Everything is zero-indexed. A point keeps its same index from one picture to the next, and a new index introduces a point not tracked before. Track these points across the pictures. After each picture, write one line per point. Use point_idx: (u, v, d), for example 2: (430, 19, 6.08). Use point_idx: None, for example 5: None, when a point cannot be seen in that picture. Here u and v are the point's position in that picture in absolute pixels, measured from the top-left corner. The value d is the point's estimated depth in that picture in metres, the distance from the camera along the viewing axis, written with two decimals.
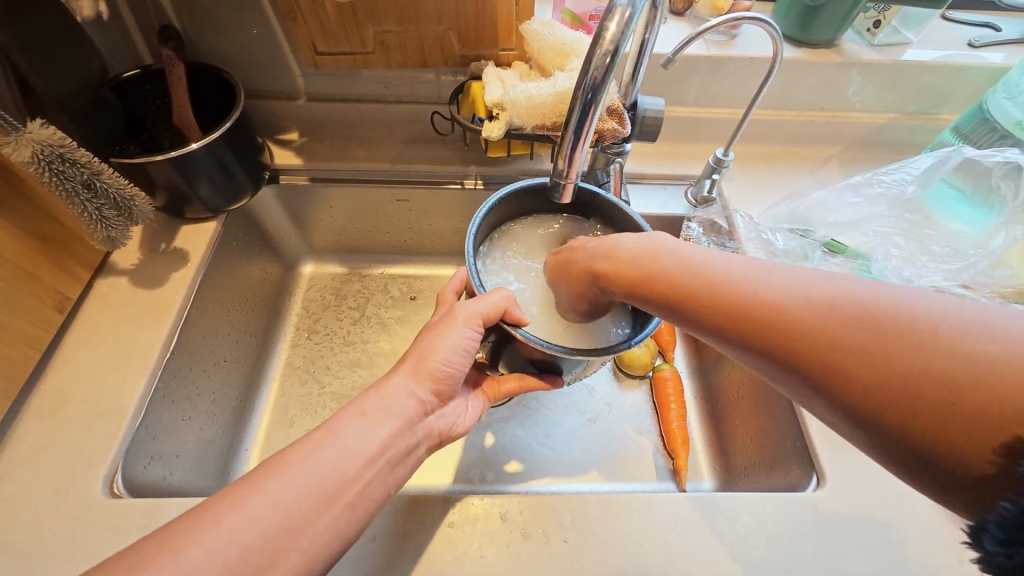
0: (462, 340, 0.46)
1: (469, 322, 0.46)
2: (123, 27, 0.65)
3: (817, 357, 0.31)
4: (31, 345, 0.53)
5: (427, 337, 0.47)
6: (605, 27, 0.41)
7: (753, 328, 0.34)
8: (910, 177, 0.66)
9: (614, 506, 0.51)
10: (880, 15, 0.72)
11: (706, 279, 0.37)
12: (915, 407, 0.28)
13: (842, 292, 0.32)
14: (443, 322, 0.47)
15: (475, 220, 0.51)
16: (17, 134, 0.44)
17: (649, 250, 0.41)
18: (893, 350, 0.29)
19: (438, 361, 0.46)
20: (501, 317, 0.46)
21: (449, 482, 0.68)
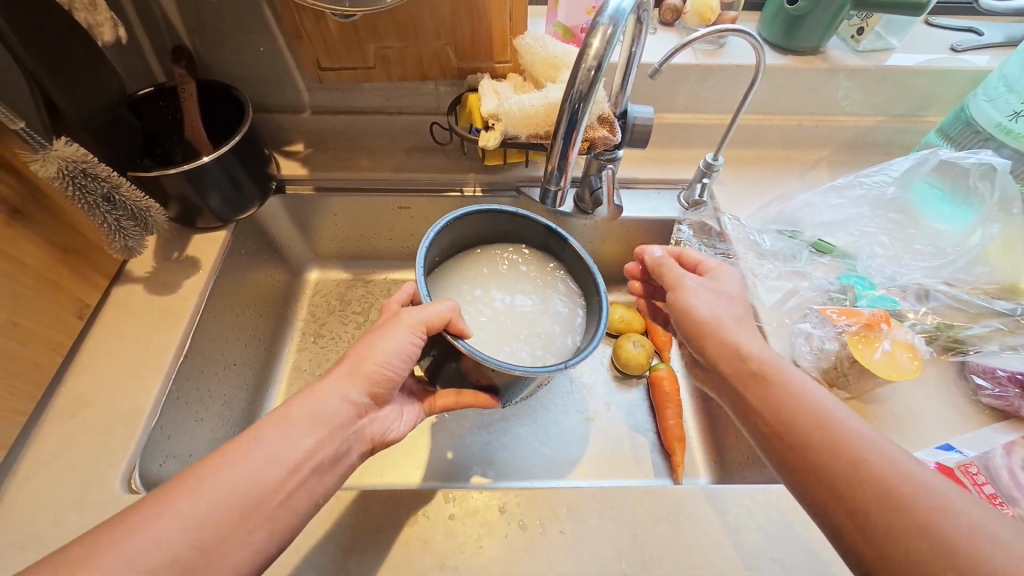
0: (403, 344, 0.48)
1: (415, 328, 0.47)
2: (138, 49, 0.69)
3: (826, 462, 0.39)
4: (55, 350, 0.56)
5: (370, 340, 0.48)
6: (590, 44, 0.44)
7: (789, 420, 0.41)
8: (889, 180, 0.68)
9: (609, 498, 0.53)
10: (862, 23, 0.74)
11: (779, 383, 0.43)
12: (893, 538, 0.35)
13: (873, 434, 0.39)
14: (386, 326, 0.48)
15: (431, 232, 0.53)
16: (44, 153, 0.47)
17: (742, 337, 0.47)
18: (894, 493, 0.36)
19: (375, 365, 0.47)
20: (446, 326, 0.48)
21: (419, 480, 0.70)
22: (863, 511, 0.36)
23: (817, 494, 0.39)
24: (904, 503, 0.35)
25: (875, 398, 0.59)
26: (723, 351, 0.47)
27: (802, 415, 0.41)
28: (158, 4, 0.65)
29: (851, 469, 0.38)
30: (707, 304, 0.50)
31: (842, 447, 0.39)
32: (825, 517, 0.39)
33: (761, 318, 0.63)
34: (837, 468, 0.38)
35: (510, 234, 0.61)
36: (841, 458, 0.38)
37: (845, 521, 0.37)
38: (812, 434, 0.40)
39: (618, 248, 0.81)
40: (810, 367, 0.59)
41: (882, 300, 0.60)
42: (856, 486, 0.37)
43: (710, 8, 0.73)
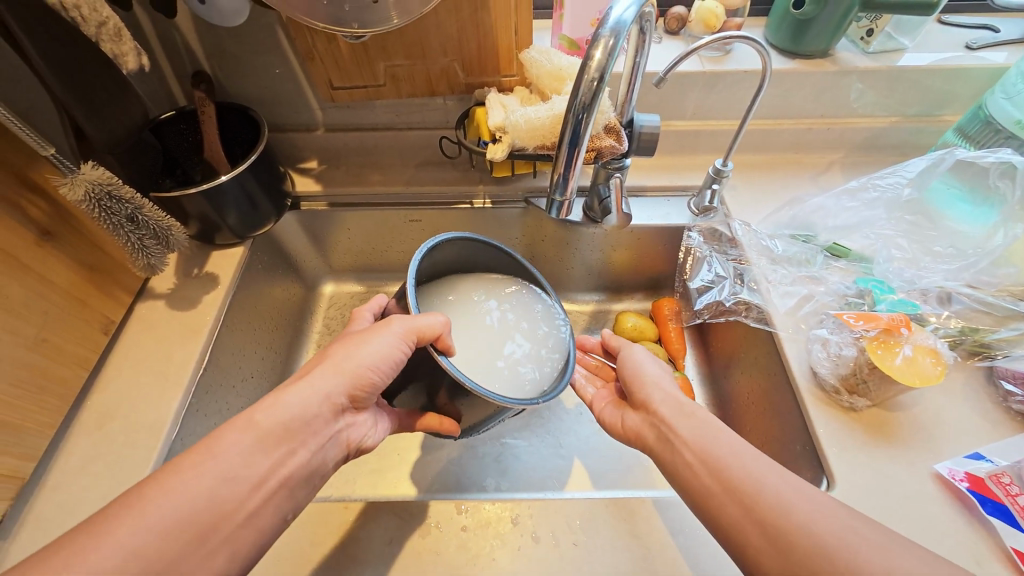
0: (389, 352, 0.46)
1: (403, 337, 0.45)
2: (160, 75, 0.72)
3: (712, 482, 0.42)
4: (81, 366, 0.58)
5: (356, 344, 0.46)
6: (592, 55, 0.45)
7: (682, 448, 0.45)
8: (905, 181, 0.67)
9: (623, 509, 0.52)
10: (872, 24, 0.74)
11: (673, 417, 0.48)
12: (780, 544, 0.37)
13: (747, 449, 0.43)
14: (371, 334, 0.46)
15: (424, 248, 0.50)
16: (72, 176, 0.50)
17: (653, 383, 0.52)
18: (767, 501, 0.39)
19: (359, 369, 0.46)
20: (433, 342, 0.45)
21: (415, 492, 0.69)
22: (763, 530, 0.38)
23: (724, 513, 0.40)
24: (802, 523, 0.37)
25: (897, 406, 0.57)
26: (655, 399, 0.50)
27: (716, 446, 0.44)
28: (178, 31, 0.68)
29: (734, 483, 0.41)
30: (651, 367, 0.55)
31: (749, 473, 0.41)
32: (733, 541, 0.40)
33: (774, 324, 0.63)
34: (723, 486, 0.41)
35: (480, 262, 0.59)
36: (746, 482, 0.40)
37: (748, 542, 0.39)
38: (723, 461, 0.42)
39: (628, 256, 0.81)
40: (828, 374, 0.57)
41: (902, 304, 0.58)
42: (739, 496, 0.40)
43: (715, 15, 0.73)
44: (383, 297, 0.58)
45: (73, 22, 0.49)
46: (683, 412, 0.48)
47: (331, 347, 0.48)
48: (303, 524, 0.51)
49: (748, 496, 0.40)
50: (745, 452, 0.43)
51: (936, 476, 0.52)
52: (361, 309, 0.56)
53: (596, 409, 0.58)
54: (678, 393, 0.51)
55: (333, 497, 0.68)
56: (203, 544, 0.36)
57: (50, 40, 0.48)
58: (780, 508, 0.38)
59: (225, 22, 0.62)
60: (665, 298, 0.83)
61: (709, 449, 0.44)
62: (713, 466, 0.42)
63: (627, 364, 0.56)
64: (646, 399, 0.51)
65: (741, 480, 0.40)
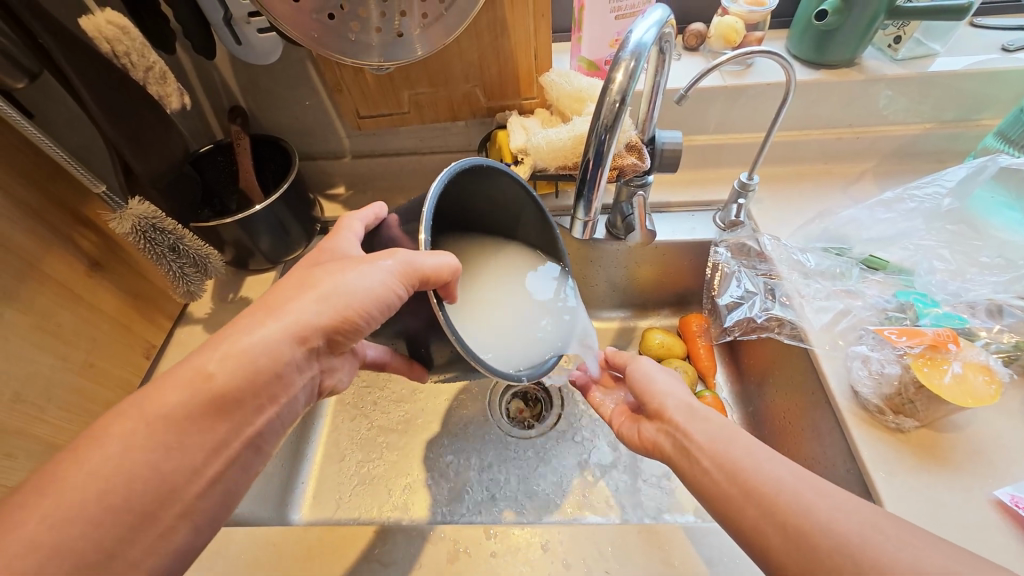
0: (380, 290, 0.41)
1: (405, 275, 0.41)
2: (200, 114, 0.76)
3: (731, 487, 0.41)
4: (126, 389, 0.60)
5: (350, 276, 0.42)
6: (613, 77, 0.45)
7: (698, 454, 0.44)
8: (944, 190, 0.65)
9: (656, 536, 0.50)
10: (899, 31, 0.72)
11: (687, 422, 0.47)
12: (807, 551, 0.36)
13: (764, 452, 0.42)
14: (366, 264, 0.42)
15: (487, 162, 0.47)
16: (120, 212, 0.53)
17: (664, 391, 0.52)
18: (788, 503, 0.38)
19: (337, 312, 0.41)
20: (438, 286, 0.42)
21: (427, 514, 0.68)
22: (783, 530, 0.37)
23: (743, 516, 0.40)
24: (823, 521, 0.36)
25: (947, 427, 0.54)
26: (669, 406, 0.50)
27: (732, 449, 0.43)
28: (217, 70, 0.72)
29: (753, 486, 0.40)
30: (662, 377, 0.54)
31: (765, 474, 0.40)
32: (756, 547, 0.39)
33: (810, 341, 0.61)
34: (743, 490, 0.40)
35: (517, 215, 0.57)
36: (764, 484, 0.40)
37: (769, 545, 0.38)
38: (740, 465, 0.42)
39: (653, 272, 0.80)
40: (871, 394, 0.54)
41: (948, 318, 0.55)
42: (759, 499, 0.39)
43: (735, 31, 0.73)
44: (380, 208, 0.50)
45: (125, 70, 0.53)
46: (696, 417, 0.47)
47: (320, 267, 0.43)
48: (333, 546, 0.51)
49: (768, 499, 0.39)
50: (762, 455, 0.42)
51: (995, 502, 0.49)
52: (353, 215, 0.49)
53: (612, 422, 0.57)
54: (689, 399, 0.50)
55: (364, 519, 0.68)
56: (157, 524, 0.34)
57: (106, 87, 0.51)
58: (805, 514, 0.37)
59: (260, 60, 0.65)
60: (693, 314, 0.81)
61: (725, 452, 0.43)
62: (730, 469, 0.42)
63: (635, 374, 0.55)
64: (658, 406, 0.51)
65: (761, 483, 0.40)
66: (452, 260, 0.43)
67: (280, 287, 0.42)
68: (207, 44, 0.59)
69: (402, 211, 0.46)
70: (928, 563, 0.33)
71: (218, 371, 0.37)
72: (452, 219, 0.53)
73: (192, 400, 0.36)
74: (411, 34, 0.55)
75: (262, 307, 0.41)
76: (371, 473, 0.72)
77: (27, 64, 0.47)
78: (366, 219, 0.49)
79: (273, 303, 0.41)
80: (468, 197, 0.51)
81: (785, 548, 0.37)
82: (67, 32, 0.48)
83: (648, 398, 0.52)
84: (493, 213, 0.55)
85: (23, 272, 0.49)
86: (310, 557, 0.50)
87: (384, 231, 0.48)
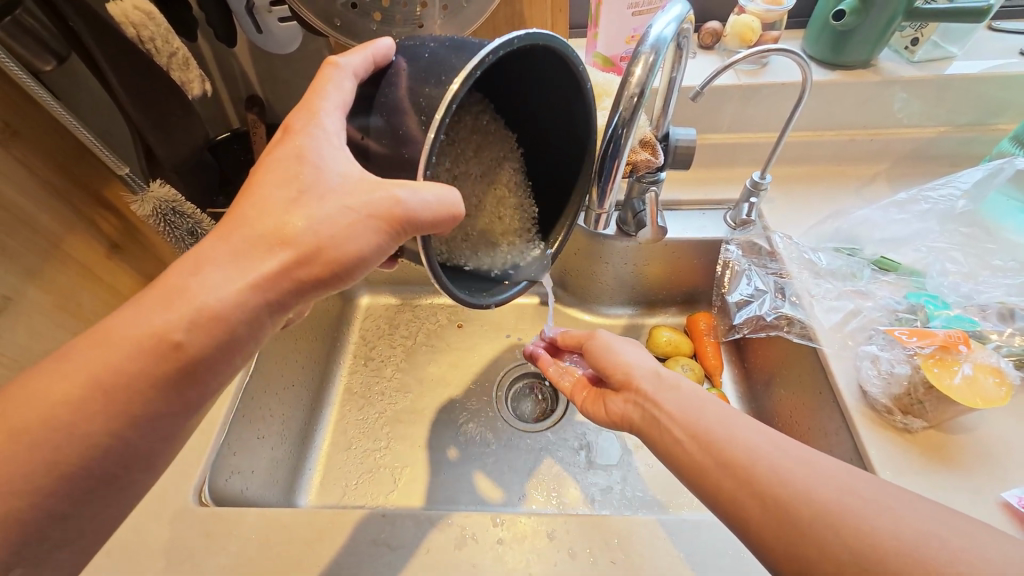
0: (368, 235, 0.38)
1: (393, 221, 0.37)
2: (218, 100, 0.75)
3: (706, 458, 0.42)
4: None
5: (339, 229, 0.38)
6: (632, 71, 0.46)
7: (670, 426, 0.45)
8: (960, 192, 0.65)
9: (663, 528, 0.50)
10: (916, 33, 0.72)
11: (655, 394, 0.48)
12: (788, 520, 0.37)
13: (740, 424, 0.43)
14: (347, 200, 0.38)
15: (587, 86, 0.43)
16: (142, 194, 0.55)
17: (628, 362, 0.52)
18: (768, 472, 0.39)
19: (331, 258, 0.38)
20: (443, 226, 0.38)
21: (429, 502, 0.69)
22: (763, 499, 0.38)
23: (721, 487, 0.40)
24: (799, 492, 0.37)
25: (957, 427, 0.54)
26: (637, 375, 0.50)
27: (703, 419, 0.44)
28: (236, 59, 0.72)
29: (729, 458, 0.40)
30: (626, 348, 0.55)
31: (741, 446, 0.41)
32: (737, 520, 0.39)
33: (820, 340, 0.61)
34: (723, 462, 0.41)
35: (563, 152, 0.53)
36: (741, 456, 0.40)
37: (748, 517, 0.38)
38: (713, 435, 0.42)
39: (663, 269, 0.80)
40: (879, 394, 0.55)
41: (958, 320, 0.55)
42: (737, 471, 0.40)
43: (750, 29, 0.73)
44: (388, 53, 0.41)
45: (151, 56, 0.53)
46: (665, 389, 0.48)
47: (301, 217, 0.38)
48: (344, 529, 0.52)
49: (746, 469, 0.39)
50: (739, 428, 0.43)
51: (1003, 503, 0.49)
52: (348, 59, 0.40)
53: (577, 400, 0.57)
54: (653, 368, 0.51)
55: (368, 506, 0.68)
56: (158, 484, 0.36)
57: (133, 72, 0.52)
58: (786, 481, 0.38)
59: (281, 49, 0.66)
60: (701, 313, 0.81)
61: (697, 424, 0.44)
62: (702, 440, 0.43)
63: (597, 348, 0.56)
64: (623, 376, 0.51)
65: (737, 454, 0.40)
66: (453, 197, 0.38)
67: (247, 235, 0.37)
68: (229, 31, 0.62)
69: (417, 72, 0.38)
70: (918, 532, 0.34)
71: (187, 340, 0.36)
72: (504, 93, 0.53)
73: (197, 376, 0.37)
74: (432, 25, 0.56)
75: (242, 266, 0.37)
76: (377, 461, 0.72)
77: (55, 48, 0.49)
78: (360, 66, 0.40)
79: (244, 259, 0.37)
80: (543, 83, 0.48)
81: (764, 516, 0.38)
82: (97, 16, 0.48)
83: (613, 370, 0.53)
84: (545, 137, 0.54)
85: (50, 254, 0.50)
86: (320, 538, 0.51)
87: (388, 87, 0.39)
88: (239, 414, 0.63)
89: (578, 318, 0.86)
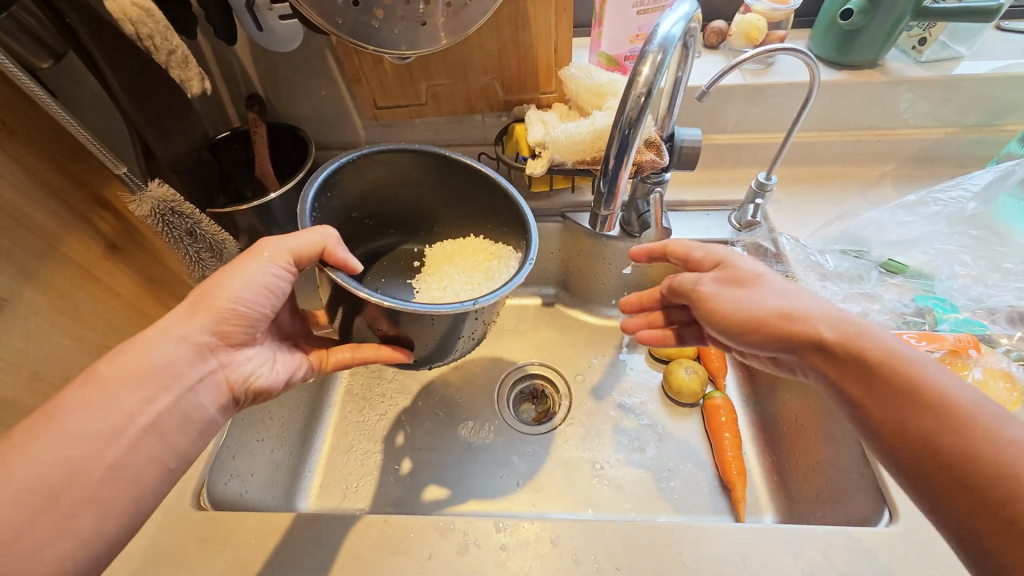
0: (266, 276, 0.47)
1: (278, 256, 0.47)
2: (219, 98, 0.75)
3: (898, 420, 0.36)
4: None
5: (230, 271, 0.46)
6: (639, 71, 0.45)
7: (852, 377, 0.39)
8: (969, 194, 0.64)
9: (668, 534, 0.50)
10: (925, 33, 0.71)
11: (812, 335, 0.41)
12: (986, 484, 0.32)
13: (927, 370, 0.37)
14: (246, 258, 0.47)
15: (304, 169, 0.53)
16: (140, 194, 0.54)
17: (768, 295, 0.44)
18: (958, 431, 0.34)
19: (231, 297, 0.46)
20: (321, 253, 0.48)
21: (430, 507, 0.68)
22: (938, 455, 0.34)
23: (912, 448, 0.35)
24: (980, 454, 0.33)
25: None
26: (776, 311, 0.42)
27: (877, 366, 0.38)
28: (236, 57, 0.72)
29: (918, 417, 0.35)
30: (750, 282, 0.46)
31: (927, 395, 0.35)
32: (918, 479, 0.35)
33: None
34: (909, 421, 0.36)
35: (485, 198, 0.61)
36: (939, 411, 0.35)
37: (943, 479, 0.34)
38: (893, 384, 0.37)
39: (667, 271, 0.79)
40: None
41: (968, 323, 0.55)
42: (926, 432, 0.35)
43: (757, 29, 0.73)
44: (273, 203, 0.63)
45: (148, 53, 0.52)
46: (826, 331, 0.40)
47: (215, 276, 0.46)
48: (344, 535, 0.51)
49: (928, 431, 0.35)
50: (913, 378, 0.36)
51: None
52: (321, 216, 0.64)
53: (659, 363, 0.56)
54: (806, 300, 0.43)
55: (369, 510, 0.68)
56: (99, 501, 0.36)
57: (129, 68, 0.51)
58: (979, 446, 0.33)
59: (281, 48, 0.65)
60: None
61: (876, 374, 0.38)
62: (885, 394, 0.37)
63: (717, 285, 0.46)
64: (763, 318, 0.43)
65: (924, 407, 0.35)
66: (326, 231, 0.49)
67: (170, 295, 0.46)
68: (228, 28, 0.60)
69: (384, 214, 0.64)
70: None
71: None
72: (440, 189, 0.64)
73: None
74: (434, 22, 0.55)
75: None
76: (378, 464, 0.71)
77: (53, 45, 0.48)
78: None
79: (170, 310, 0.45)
80: (434, 165, 0.60)
81: (957, 483, 0.33)
82: (93, 11, 0.48)
83: (744, 308, 0.44)
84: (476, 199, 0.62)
85: (46, 253, 0.49)
86: (319, 544, 0.50)
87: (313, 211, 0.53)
88: (239, 418, 0.63)
89: (580, 320, 0.86)
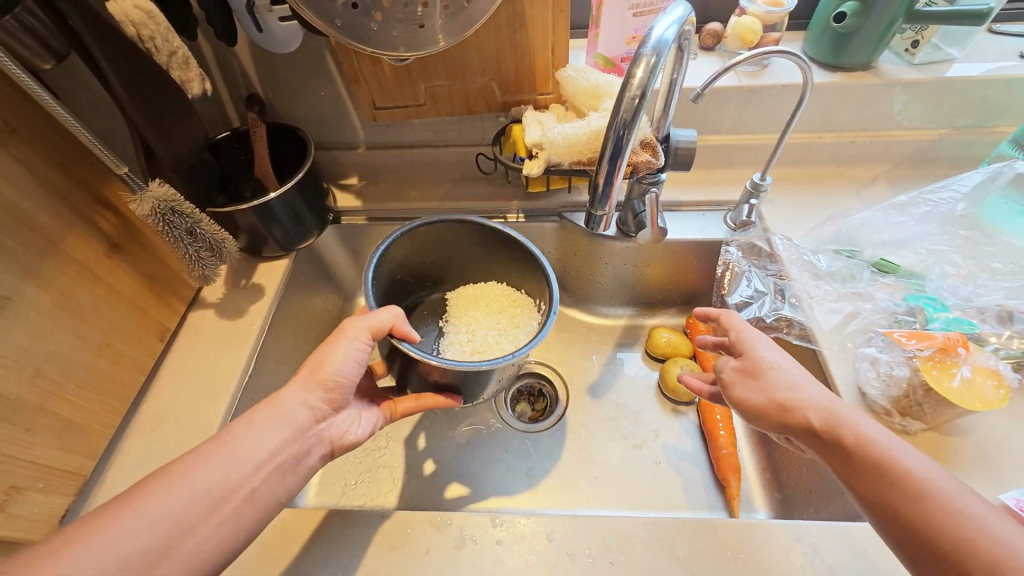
0: (355, 351, 0.50)
1: (362, 334, 0.51)
2: (219, 100, 0.76)
3: (887, 503, 0.37)
4: (139, 369, 0.61)
5: (320, 366, 0.50)
6: (633, 74, 0.46)
7: (848, 465, 0.40)
8: (959, 195, 0.65)
9: (663, 530, 0.50)
10: (917, 36, 0.72)
11: (822, 424, 0.42)
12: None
13: (918, 465, 0.38)
14: (335, 338, 0.51)
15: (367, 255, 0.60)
16: (141, 193, 0.55)
17: (791, 384, 0.45)
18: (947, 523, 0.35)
19: (333, 372, 0.49)
20: (391, 331, 0.53)
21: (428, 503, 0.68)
22: (914, 534, 0.36)
23: (906, 535, 0.36)
24: (967, 545, 0.34)
25: (955, 430, 0.54)
26: (804, 398, 0.43)
27: (874, 455, 0.39)
28: (236, 59, 0.73)
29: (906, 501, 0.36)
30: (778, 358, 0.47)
31: (918, 492, 0.36)
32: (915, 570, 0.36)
33: (819, 342, 0.61)
34: (898, 508, 0.37)
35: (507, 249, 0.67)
36: (928, 507, 0.36)
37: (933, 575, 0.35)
38: (884, 475, 0.38)
39: (663, 270, 0.80)
40: (878, 396, 0.55)
41: (957, 322, 0.55)
42: (918, 521, 0.36)
43: (752, 31, 0.73)
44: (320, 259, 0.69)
45: (149, 55, 0.53)
46: (829, 422, 0.42)
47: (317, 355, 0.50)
48: (342, 530, 0.52)
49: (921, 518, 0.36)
50: (906, 467, 0.38)
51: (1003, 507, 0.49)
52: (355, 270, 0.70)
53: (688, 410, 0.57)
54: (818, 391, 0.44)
55: (368, 507, 0.68)
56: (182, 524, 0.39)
57: (130, 70, 0.52)
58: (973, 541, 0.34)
59: (281, 49, 0.66)
60: (700, 315, 0.81)
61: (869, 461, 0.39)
62: (876, 484, 0.38)
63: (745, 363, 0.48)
64: (790, 402, 0.44)
65: (913, 499, 0.36)
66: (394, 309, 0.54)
67: None
68: (229, 30, 0.61)
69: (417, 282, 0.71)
70: None
71: None
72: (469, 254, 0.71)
73: None
74: (432, 25, 0.56)
75: None
76: (376, 462, 0.72)
77: (56, 47, 0.50)
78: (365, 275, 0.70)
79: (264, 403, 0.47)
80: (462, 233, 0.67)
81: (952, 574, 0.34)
82: (93, 13, 0.48)
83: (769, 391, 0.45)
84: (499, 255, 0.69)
85: (47, 252, 0.50)
86: (319, 539, 0.51)
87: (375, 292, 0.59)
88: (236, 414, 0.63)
89: (577, 318, 0.87)
